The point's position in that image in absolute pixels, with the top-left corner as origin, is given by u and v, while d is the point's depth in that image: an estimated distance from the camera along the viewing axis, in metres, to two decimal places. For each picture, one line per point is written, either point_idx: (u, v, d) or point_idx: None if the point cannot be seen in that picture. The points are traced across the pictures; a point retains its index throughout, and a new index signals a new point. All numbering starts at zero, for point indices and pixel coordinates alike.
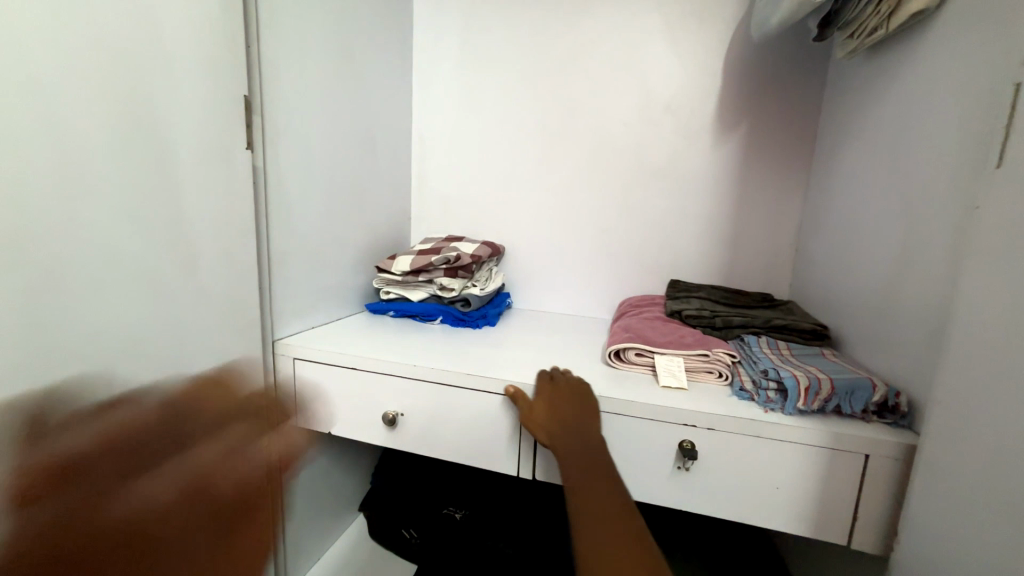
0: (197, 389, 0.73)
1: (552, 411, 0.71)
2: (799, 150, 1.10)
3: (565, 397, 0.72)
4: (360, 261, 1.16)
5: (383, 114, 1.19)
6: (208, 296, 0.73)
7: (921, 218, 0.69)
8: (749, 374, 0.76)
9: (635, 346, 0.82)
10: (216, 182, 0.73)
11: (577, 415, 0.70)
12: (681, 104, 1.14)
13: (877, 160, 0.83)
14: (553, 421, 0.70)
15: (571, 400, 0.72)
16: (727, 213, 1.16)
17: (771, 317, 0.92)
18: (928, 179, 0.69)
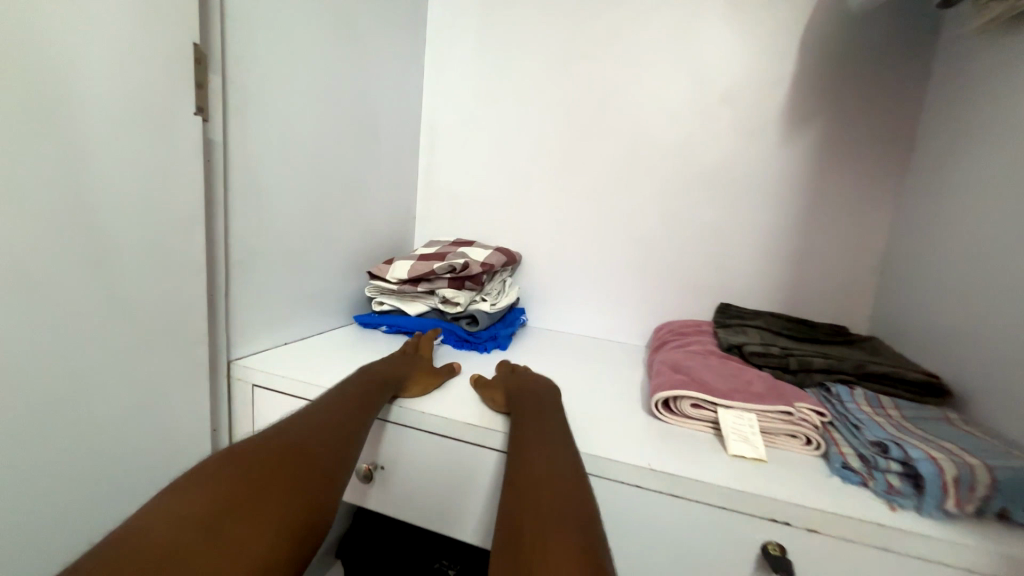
0: (116, 432, 0.54)
1: (513, 386, 0.68)
2: (890, 153, 0.90)
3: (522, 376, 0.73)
4: (350, 265, 0.97)
5: (387, 94, 1.01)
6: (135, 307, 0.55)
7: None
8: (851, 443, 0.56)
9: (691, 397, 0.63)
10: (151, 156, 0.54)
11: (539, 389, 0.68)
12: (742, 92, 0.95)
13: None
14: (512, 387, 0.67)
15: (528, 377, 0.72)
16: (796, 225, 0.95)
17: (863, 361, 0.71)
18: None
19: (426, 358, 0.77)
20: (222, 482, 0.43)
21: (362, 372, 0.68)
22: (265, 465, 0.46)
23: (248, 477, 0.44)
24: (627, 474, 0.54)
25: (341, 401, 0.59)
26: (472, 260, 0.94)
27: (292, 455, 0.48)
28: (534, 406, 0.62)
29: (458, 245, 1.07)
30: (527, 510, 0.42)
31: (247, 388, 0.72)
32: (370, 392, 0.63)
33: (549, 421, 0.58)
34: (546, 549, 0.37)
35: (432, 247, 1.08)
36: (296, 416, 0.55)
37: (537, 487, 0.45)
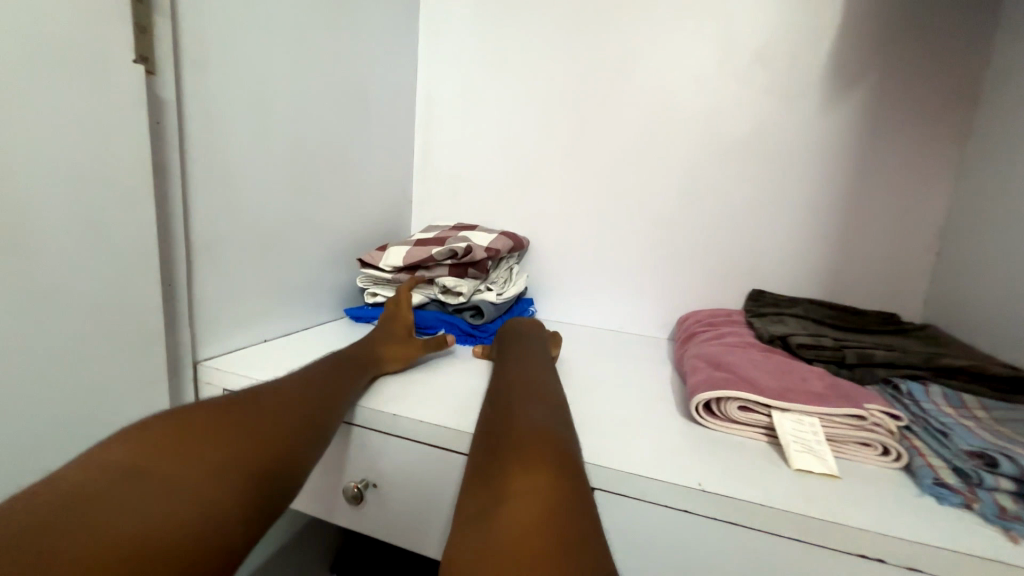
0: (48, 450, 0.45)
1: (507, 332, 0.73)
2: (948, 116, 0.79)
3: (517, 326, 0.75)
4: (338, 253, 0.87)
5: (376, 60, 0.90)
6: (64, 298, 0.45)
7: None
8: (939, 454, 0.47)
9: (740, 398, 0.53)
10: (77, 110, 0.44)
11: (540, 355, 0.62)
12: (779, 50, 0.84)
13: None
14: (508, 338, 0.70)
15: (523, 328, 0.73)
16: (840, 202, 0.84)
17: (932, 353, 0.61)
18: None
19: (404, 325, 0.71)
20: (191, 424, 0.38)
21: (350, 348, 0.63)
22: (241, 413, 0.42)
23: (218, 421, 0.39)
24: (671, 496, 0.44)
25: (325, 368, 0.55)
26: (475, 245, 0.84)
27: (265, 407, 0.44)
28: (535, 367, 0.56)
29: (458, 229, 0.97)
30: (503, 445, 0.39)
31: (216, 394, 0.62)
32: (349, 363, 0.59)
33: (554, 384, 0.52)
34: (519, 477, 0.34)
35: (429, 232, 0.97)
36: (274, 381, 0.49)
37: (526, 425, 0.41)
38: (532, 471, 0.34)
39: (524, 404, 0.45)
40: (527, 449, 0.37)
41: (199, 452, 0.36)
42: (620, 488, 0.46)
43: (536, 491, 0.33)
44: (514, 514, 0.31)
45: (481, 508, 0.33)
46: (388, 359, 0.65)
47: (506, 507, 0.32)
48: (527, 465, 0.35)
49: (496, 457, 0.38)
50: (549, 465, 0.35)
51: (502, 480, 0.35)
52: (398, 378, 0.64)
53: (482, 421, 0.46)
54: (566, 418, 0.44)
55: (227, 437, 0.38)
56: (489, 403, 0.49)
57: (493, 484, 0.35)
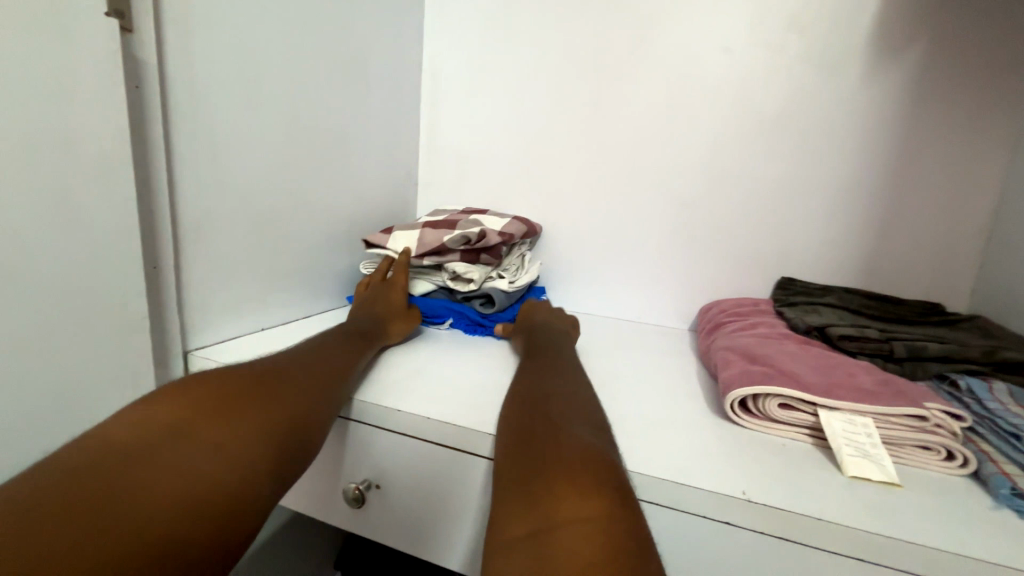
0: (15, 450, 0.40)
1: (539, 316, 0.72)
2: (1007, 86, 0.72)
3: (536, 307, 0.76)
4: (340, 237, 0.82)
5: (379, 30, 0.84)
6: (30, 280, 0.40)
7: None
8: (1012, 458, 0.41)
9: (781, 395, 0.47)
10: (38, 65, 0.39)
11: (564, 353, 0.57)
12: (817, 15, 0.77)
13: None
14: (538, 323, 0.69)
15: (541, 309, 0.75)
16: (880, 182, 0.78)
17: (992, 347, 0.55)
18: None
19: (399, 297, 0.72)
20: (187, 397, 0.38)
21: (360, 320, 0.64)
22: (239, 381, 0.41)
23: (215, 389, 0.39)
24: (709, 505, 0.39)
25: (325, 342, 0.54)
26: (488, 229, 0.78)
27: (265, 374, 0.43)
28: (559, 365, 0.52)
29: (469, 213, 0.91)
30: (543, 455, 0.35)
31: None
32: (352, 333, 0.59)
33: (581, 383, 0.49)
34: (567, 500, 0.31)
35: (438, 215, 0.92)
36: (274, 357, 0.48)
37: (563, 437, 0.37)
38: (581, 493, 0.31)
39: (557, 405, 0.42)
40: (573, 464, 0.34)
41: (203, 425, 0.36)
42: (651, 495, 0.41)
43: (586, 514, 0.30)
44: (568, 546, 0.28)
45: (529, 530, 0.30)
46: (393, 326, 0.67)
47: (559, 535, 0.29)
48: (577, 486, 0.32)
49: (534, 463, 0.35)
50: (604, 485, 0.32)
51: (549, 503, 0.31)
52: (407, 362, 0.62)
53: (509, 421, 0.42)
54: (601, 425, 0.41)
55: (229, 405, 0.38)
56: (516, 404, 0.44)
57: (539, 504, 0.32)
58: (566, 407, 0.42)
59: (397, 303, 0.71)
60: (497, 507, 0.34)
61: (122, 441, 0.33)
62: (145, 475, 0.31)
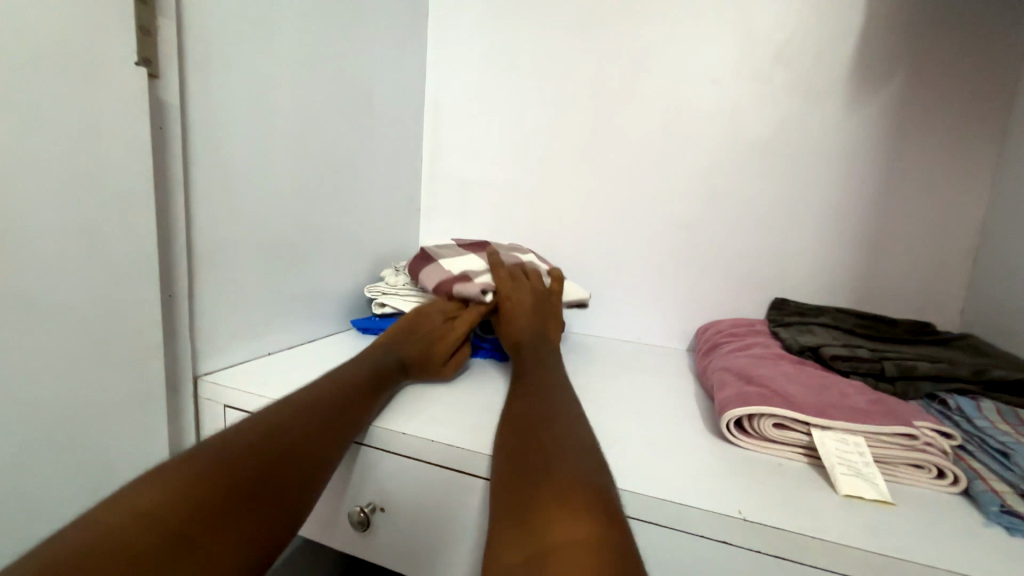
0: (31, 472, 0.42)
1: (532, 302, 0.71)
2: (983, 115, 0.75)
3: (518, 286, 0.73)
4: (345, 263, 0.85)
5: (385, 67, 0.89)
6: (53, 309, 0.42)
7: None
8: (1002, 476, 0.43)
9: (774, 415, 0.49)
10: (69, 110, 0.42)
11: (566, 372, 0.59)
12: (800, 50, 0.81)
13: None
14: (533, 315, 0.69)
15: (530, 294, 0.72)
16: (867, 206, 0.81)
17: (982, 366, 0.57)
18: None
19: (446, 349, 0.66)
20: (200, 472, 0.35)
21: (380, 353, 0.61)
22: (257, 454, 0.38)
23: (232, 463, 0.37)
24: (706, 524, 0.40)
25: (342, 378, 0.52)
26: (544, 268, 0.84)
27: (275, 447, 0.40)
28: (556, 386, 0.53)
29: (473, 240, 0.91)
30: (534, 478, 0.37)
31: (216, 409, 0.59)
32: (374, 373, 0.56)
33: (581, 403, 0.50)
34: (559, 526, 0.32)
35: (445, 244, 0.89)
36: (303, 407, 0.46)
37: (554, 463, 0.38)
38: (571, 516, 0.32)
39: (549, 426, 0.43)
40: (564, 491, 0.34)
41: (217, 512, 0.34)
42: (650, 515, 0.42)
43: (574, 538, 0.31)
44: (561, 571, 0.29)
45: (526, 556, 0.31)
46: (422, 368, 0.64)
47: (551, 562, 0.30)
48: (568, 509, 0.33)
49: (526, 487, 0.36)
50: (593, 509, 0.33)
51: (541, 526, 0.32)
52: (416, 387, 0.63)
53: (504, 444, 0.44)
54: (589, 443, 0.41)
55: (241, 492, 0.36)
56: (511, 428, 0.45)
57: (533, 530, 0.33)
58: (555, 425, 0.43)
59: (445, 357, 0.65)
60: (497, 533, 0.35)
61: (123, 532, 0.30)
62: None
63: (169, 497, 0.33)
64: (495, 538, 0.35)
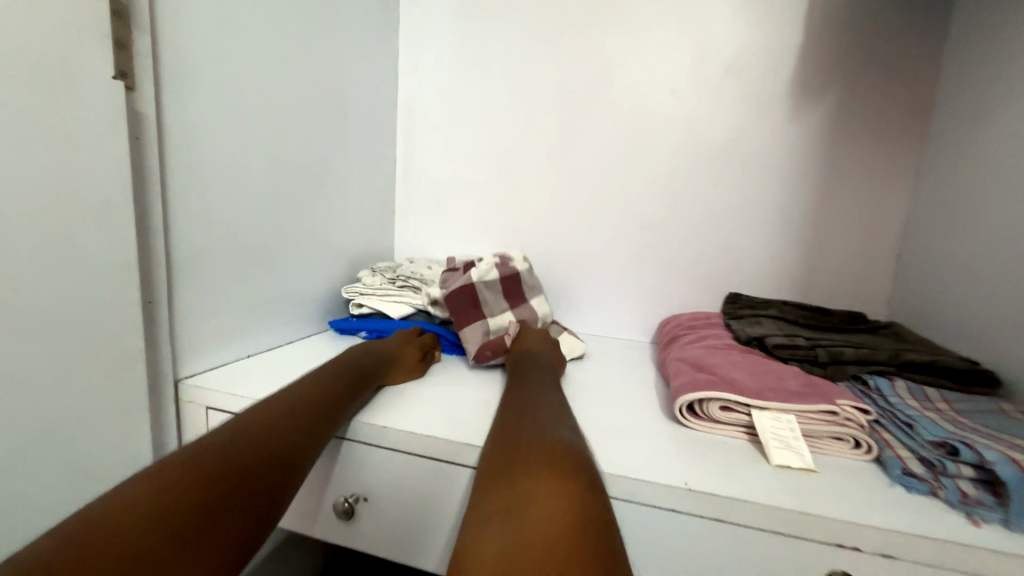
0: (14, 478, 0.43)
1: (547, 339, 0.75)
2: (904, 125, 0.84)
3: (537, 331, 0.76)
4: (321, 266, 0.86)
5: (357, 72, 0.90)
6: (33, 318, 0.43)
7: None
8: (906, 444, 0.49)
9: (720, 399, 0.55)
10: (49, 126, 0.43)
11: (535, 367, 0.64)
12: (748, 64, 0.88)
13: None
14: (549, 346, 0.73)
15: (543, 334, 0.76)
16: (808, 207, 0.89)
17: (898, 350, 0.65)
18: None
19: (413, 352, 0.70)
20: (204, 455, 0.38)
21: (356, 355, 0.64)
22: (255, 440, 0.42)
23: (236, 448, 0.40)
24: (659, 496, 0.45)
25: (321, 380, 0.55)
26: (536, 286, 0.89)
27: (263, 436, 0.43)
28: (534, 382, 0.57)
29: (508, 267, 0.85)
30: (522, 452, 0.41)
31: (199, 410, 0.61)
32: (350, 373, 0.59)
33: (548, 391, 0.55)
34: (547, 482, 0.36)
35: (485, 276, 0.79)
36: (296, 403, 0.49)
37: (545, 437, 0.43)
38: (561, 477, 0.37)
39: (537, 415, 0.48)
40: (547, 461, 0.39)
41: (216, 483, 0.36)
42: (609, 491, 0.47)
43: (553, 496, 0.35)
44: (538, 518, 0.34)
45: (507, 507, 0.35)
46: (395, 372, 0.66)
47: (531, 511, 0.34)
48: (558, 471, 0.38)
49: (515, 458, 0.40)
50: (572, 474, 0.38)
51: (528, 483, 0.37)
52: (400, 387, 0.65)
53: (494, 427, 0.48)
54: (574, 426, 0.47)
55: (238, 469, 0.38)
56: (501, 414, 0.50)
57: (520, 485, 0.37)
58: (541, 413, 0.48)
59: (411, 358, 0.69)
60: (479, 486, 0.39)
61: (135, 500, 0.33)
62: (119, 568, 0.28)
63: (180, 476, 0.35)
64: (475, 494, 0.38)
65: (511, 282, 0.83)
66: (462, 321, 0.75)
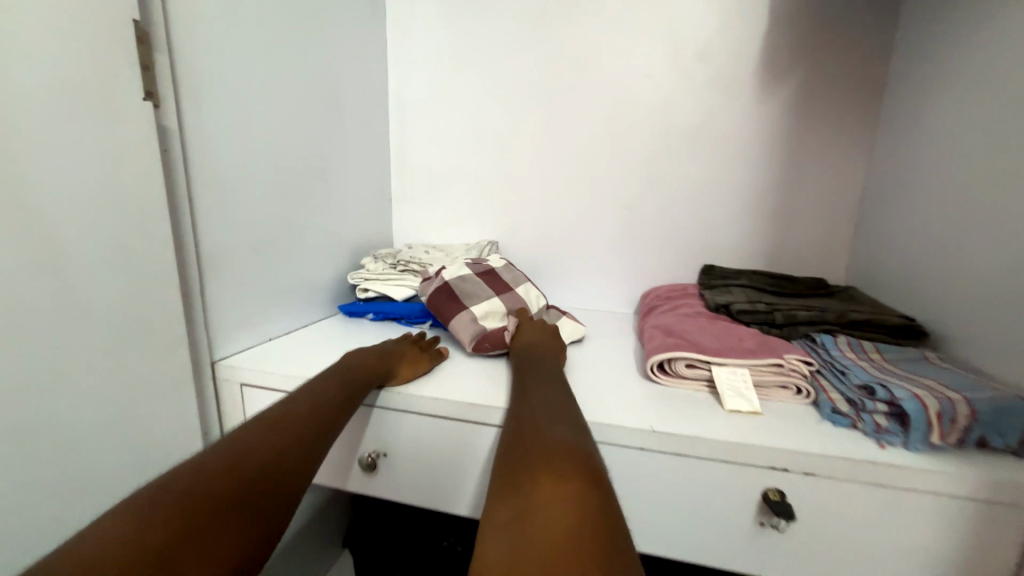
0: (96, 445, 0.52)
1: (544, 329, 0.77)
2: (862, 104, 0.91)
3: (537, 325, 0.78)
4: (327, 256, 0.94)
5: (349, 69, 0.95)
6: (99, 313, 0.51)
7: None
8: (838, 387, 0.58)
9: (684, 357, 0.64)
10: (96, 147, 0.50)
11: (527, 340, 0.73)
12: (718, 49, 0.93)
13: (998, 89, 0.63)
14: (548, 335, 0.75)
15: (541, 326, 0.78)
16: (775, 184, 0.96)
17: (845, 311, 0.74)
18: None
19: (413, 351, 0.72)
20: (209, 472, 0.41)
21: (354, 359, 0.65)
22: (260, 458, 0.44)
23: (241, 467, 0.42)
24: (630, 438, 0.55)
25: (321, 391, 0.56)
26: (520, 277, 0.93)
27: (264, 456, 0.45)
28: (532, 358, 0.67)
29: (481, 265, 0.91)
30: (531, 453, 0.42)
31: (235, 387, 0.70)
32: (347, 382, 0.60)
33: (549, 378, 0.60)
34: (548, 488, 0.38)
35: (458, 273, 0.87)
36: (299, 414, 0.52)
37: (547, 437, 0.44)
38: (563, 483, 0.38)
39: (545, 413, 0.50)
40: (558, 460, 0.41)
41: (222, 504, 0.39)
42: None
43: (560, 500, 0.37)
44: (541, 523, 0.35)
45: (513, 515, 0.37)
46: (397, 371, 0.66)
47: (540, 514, 0.36)
48: (559, 477, 0.39)
49: (523, 460, 0.42)
50: (582, 476, 0.39)
51: (532, 488, 0.38)
52: (402, 385, 0.65)
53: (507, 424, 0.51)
54: (582, 428, 0.47)
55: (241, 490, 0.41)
56: (510, 409, 0.54)
57: (523, 492, 0.39)
58: (542, 406, 0.51)
59: (417, 358, 0.70)
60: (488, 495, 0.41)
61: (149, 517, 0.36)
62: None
63: (190, 498, 0.38)
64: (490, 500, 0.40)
65: (489, 276, 0.88)
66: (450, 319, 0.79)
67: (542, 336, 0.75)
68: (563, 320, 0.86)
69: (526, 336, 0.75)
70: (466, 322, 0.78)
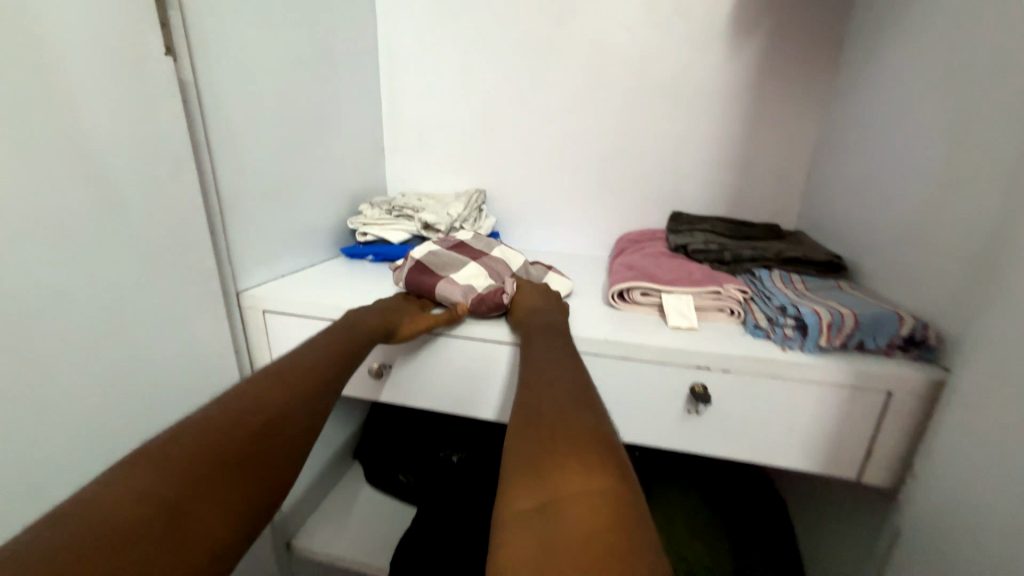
0: (153, 352, 0.64)
1: (542, 292, 0.80)
2: (823, 60, 0.97)
3: (533, 288, 0.81)
4: (328, 202, 1.02)
5: (341, 19, 0.99)
6: (146, 244, 0.61)
7: (960, 130, 0.63)
8: (762, 307, 0.71)
9: (640, 286, 0.76)
10: (130, 99, 0.58)
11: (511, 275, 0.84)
12: (693, 3, 0.98)
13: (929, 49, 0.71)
14: (545, 298, 0.78)
15: (538, 288, 0.81)
16: (740, 137, 1.04)
17: (783, 249, 0.85)
18: (1006, 73, 0.56)
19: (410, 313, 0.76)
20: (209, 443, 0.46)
21: (359, 318, 0.71)
22: (253, 435, 0.49)
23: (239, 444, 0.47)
24: (588, 347, 0.68)
25: (323, 369, 0.60)
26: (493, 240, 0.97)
27: (264, 437, 0.50)
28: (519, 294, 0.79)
29: (451, 240, 0.94)
30: (558, 436, 0.45)
31: (257, 313, 0.81)
32: (348, 347, 0.65)
33: (535, 327, 0.68)
34: (579, 480, 0.41)
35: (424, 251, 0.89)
36: (300, 391, 0.56)
37: (576, 422, 0.47)
38: (594, 474, 0.41)
39: (569, 393, 0.52)
40: (583, 448, 0.44)
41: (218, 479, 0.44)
42: None
43: (579, 489, 0.40)
44: (566, 512, 0.38)
45: (540, 502, 0.40)
46: (398, 331, 0.72)
47: (566, 503, 0.39)
48: (589, 468, 0.41)
49: (551, 445, 0.45)
50: (607, 466, 0.42)
51: (557, 476, 0.41)
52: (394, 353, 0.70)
53: (518, 396, 0.54)
54: (599, 406, 0.51)
55: (235, 469, 0.46)
56: (522, 379, 0.58)
57: (552, 479, 0.41)
58: (557, 381, 0.55)
59: (419, 324, 0.73)
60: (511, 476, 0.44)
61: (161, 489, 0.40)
62: (137, 540, 0.37)
63: (191, 472, 0.43)
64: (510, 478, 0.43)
65: (460, 248, 0.91)
66: (433, 289, 0.80)
67: (542, 300, 0.77)
68: (550, 276, 0.89)
69: (526, 300, 0.77)
70: (455, 289, 0.77)
